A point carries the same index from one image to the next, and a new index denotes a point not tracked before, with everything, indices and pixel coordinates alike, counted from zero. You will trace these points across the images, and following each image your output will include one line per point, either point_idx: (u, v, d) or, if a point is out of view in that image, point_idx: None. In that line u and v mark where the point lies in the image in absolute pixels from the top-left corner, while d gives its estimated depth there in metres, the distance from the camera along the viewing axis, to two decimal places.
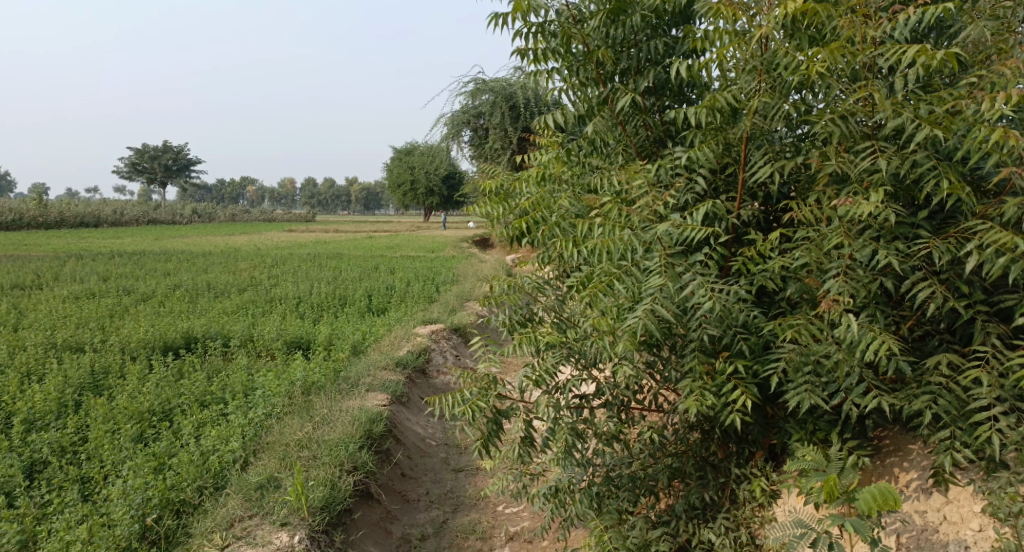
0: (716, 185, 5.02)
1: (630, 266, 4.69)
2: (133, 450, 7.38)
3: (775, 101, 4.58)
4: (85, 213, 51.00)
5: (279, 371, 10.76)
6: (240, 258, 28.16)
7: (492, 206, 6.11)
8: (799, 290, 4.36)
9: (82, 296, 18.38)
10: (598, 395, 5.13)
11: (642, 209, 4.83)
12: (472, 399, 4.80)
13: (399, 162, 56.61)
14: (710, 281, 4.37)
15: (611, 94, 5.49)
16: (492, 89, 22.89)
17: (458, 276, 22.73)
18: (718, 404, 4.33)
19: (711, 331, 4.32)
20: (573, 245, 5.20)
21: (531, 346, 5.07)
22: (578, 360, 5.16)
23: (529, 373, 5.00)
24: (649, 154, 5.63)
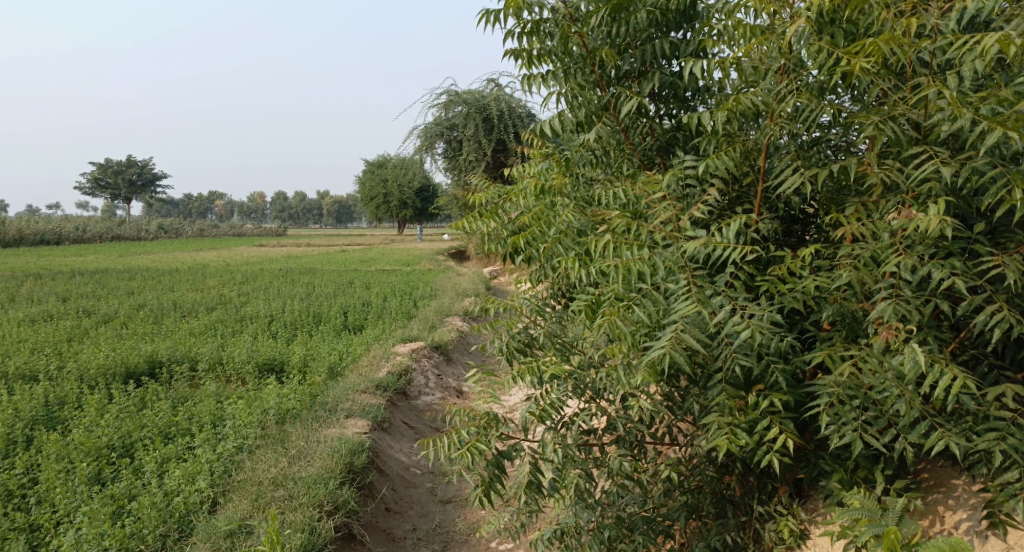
0: (728, 197, 4.54)
1: (649, 288, 4.23)
2: (88, 493, 6.78)
3: (811, 103, 4.12)
4: (48, 231, 49.80)
5: (250, 398, 10.16)
6: (208, 275, 27.44)
7: (482, 221, 5.62)
8: (836, 312, 3.96)
9: (40, 319, 17.64)
10: (609, 430, 4.62)
11: (658, 225, 4.38)
12: (470, 440, 4.36)
13: (372, 175, 55.98)
14: (743, 305, 3.95)
15: (614, 98, 4.97)
16: (465, 100, 22.50)
17: (436, 290, 22.15)
18: (751, 443, 3.92)
19: (743, 362, 3.91)
20: (580, 265, 4.75)
21: (534, 377, 4.61)
22: (584, 391, 4.66)
23: (534, 408, 4.50)
24: (654, 164, 5.14)
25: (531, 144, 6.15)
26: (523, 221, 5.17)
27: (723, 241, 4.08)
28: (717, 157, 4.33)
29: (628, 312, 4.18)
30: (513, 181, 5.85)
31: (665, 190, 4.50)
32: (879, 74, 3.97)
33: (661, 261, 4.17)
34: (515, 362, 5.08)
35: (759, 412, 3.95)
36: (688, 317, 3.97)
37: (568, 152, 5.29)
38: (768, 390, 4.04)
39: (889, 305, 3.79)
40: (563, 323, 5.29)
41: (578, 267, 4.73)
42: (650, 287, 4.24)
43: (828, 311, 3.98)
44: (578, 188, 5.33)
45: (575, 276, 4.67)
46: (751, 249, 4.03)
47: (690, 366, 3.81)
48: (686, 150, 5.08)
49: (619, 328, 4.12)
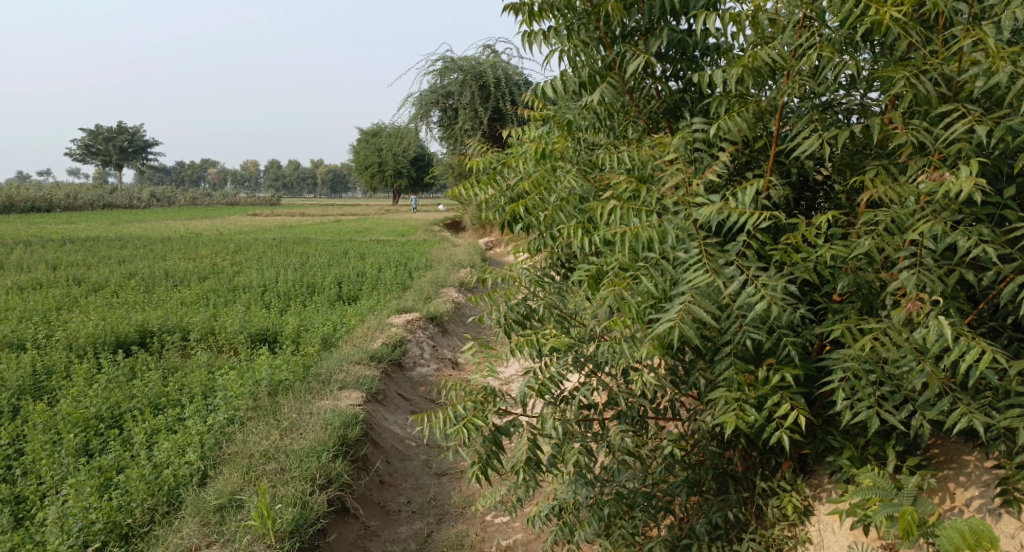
0: (741, 160, 4.48)
1: (657, 258, 4.06)
2: (75, 465, 6.64)
3: (836, 59, 4.01)
4: (39, 199, 49.36)
5: (242, 369, 10.00)
6: (201, 245, 27.20)
7: (479, 188, 5.46)
8: (851, 283, 3.90)
9: (28, 287, 17.43)
10: (611, 404, 4.48)
11: (667, 190, 4.20)
12: (466, 416, 4.23)
13: (366, 144, 55.47)
14: (759, 274, 3.81)
15: (619, 57, 4.80)
16: (461, 68, 22.19)
17: (431, 261, 21.95)
18: (760, 420, 3.81)
19: (756, 335, 3.79)
20: (584, 233, 4.58)
21: (533, 350, 4.44)
22: (586, 365, 4.52)
23: (533, 383, 4.36)
24: (661, 128, 4.97)
25: (530, 108, 5.94)
26: (521, 187, 4.95)
27: (738, 208, 3.92)
28: (732, 117, 4.21)
29: (635, 283, 4.04)
30: (512, 146, 5.65)
31: (676, 154, 4.30)
32: (907, 26, 3.87)
33: (672, 229, 3.99)
34: (514, 334, 4.90)
35: (770, 388, 3.83)
36: (699, 288, 3.85)
37: (570, 115, 5.09)
38: (779, 364, 3.92)
39: (914, 275, 3.68)
40: (564, 294, 5.14)
41: (581, 235, 4.55)
42: (657, 257, 4.08)
43: (843, 280, 3.91)
44: (580, 154, 5.13)
45: (577, 244, 4.49)
46: (768, 217, 3.89)
47: (699, 339, 3.69)
48: (693, 114, 4.90)
49: (627, 299, 3.98)
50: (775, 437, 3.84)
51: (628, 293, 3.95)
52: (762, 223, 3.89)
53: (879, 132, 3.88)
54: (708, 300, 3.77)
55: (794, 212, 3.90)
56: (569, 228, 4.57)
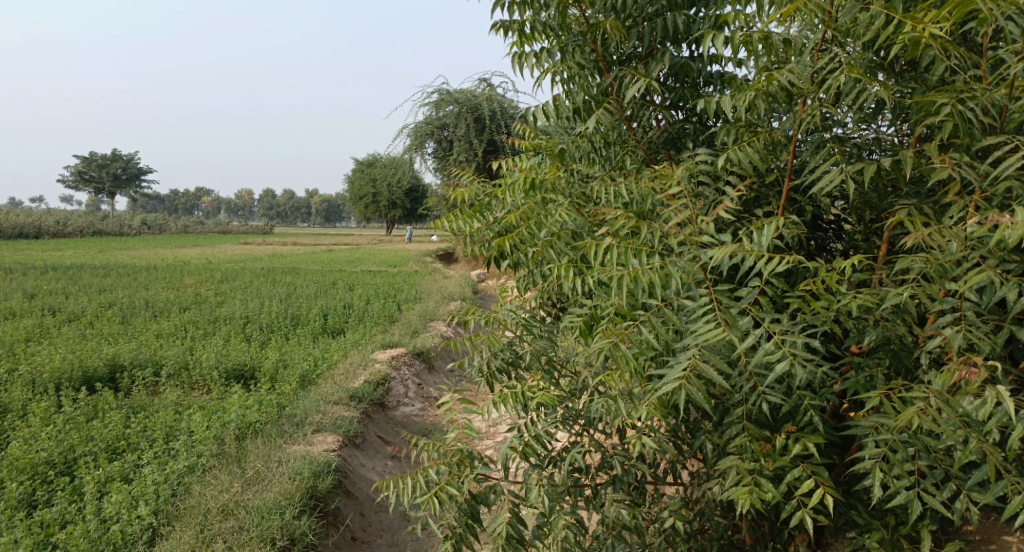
0: (746, 198, 3.95)
1: (659, 305, 3.58)
2: (14, 519, 6.10)
3: (861, 83, 3.55)
4: (29, 225, 48.85)
5: (212, 409, 9.44)
6: (187, 273, 26.67)
7: (462, 220, 5.00)
8: (881, 337, 3.47)
9: (3, 316, 16.89)
10: (605, 468, 3.94)
11: (672, 227, 3.69)
12: (438, 483, 3.81)
13: (361, 174, 55.14)
14: (777, 329, 3.34)
15: (616, 82, 4.32)
16: (456, 100, 21.87)
17: (422, 293, 21.42)
18: (780, 497, 3.30)
19: (772, 400, 3.34)
20: (576, 274, 4.08)
21: (518, 406, 3.91)
22: (575, 422, 3.97)
23: (516, 443, 3.80)
24: (662, 158, 4.45)
25: (521, 136, 5.47)
26: (509, 221, 4.45)
27: (753, 250, 3.43)
28: (740, 147, 3.74)
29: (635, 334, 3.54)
30: (498, 176, 5.16)
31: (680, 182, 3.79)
32: (947, 47, 3.49)
33: (676, 272, 3.50)
34: (499, 386, 4.35)
35: (789, 460, 3.36)
36: (707, 342, 3.38)
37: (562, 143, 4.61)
38: (799, 430, 3.46)
39: (960, 332, 3.36)
40: (554, 339, 4.62)
41: (569, 276, 4.05)
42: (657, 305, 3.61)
43: (872, 335, 3.49)
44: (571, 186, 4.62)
45: (569, 285, 4.00)
46: (787, 262, 3.40)
47: (708, 405, 3.22)
48: (699, 144, 4.40)
49: (625, 351, 3.50)
50: (795, 518, 3.35)
51: (628, 341, 3.44)
52: (781, 269, 3.41)
53: (915, 166, 3.44)
54: (717, 356, 3.30)
55: (817, 256, 3.42)
56: (559, 268, 4.07)
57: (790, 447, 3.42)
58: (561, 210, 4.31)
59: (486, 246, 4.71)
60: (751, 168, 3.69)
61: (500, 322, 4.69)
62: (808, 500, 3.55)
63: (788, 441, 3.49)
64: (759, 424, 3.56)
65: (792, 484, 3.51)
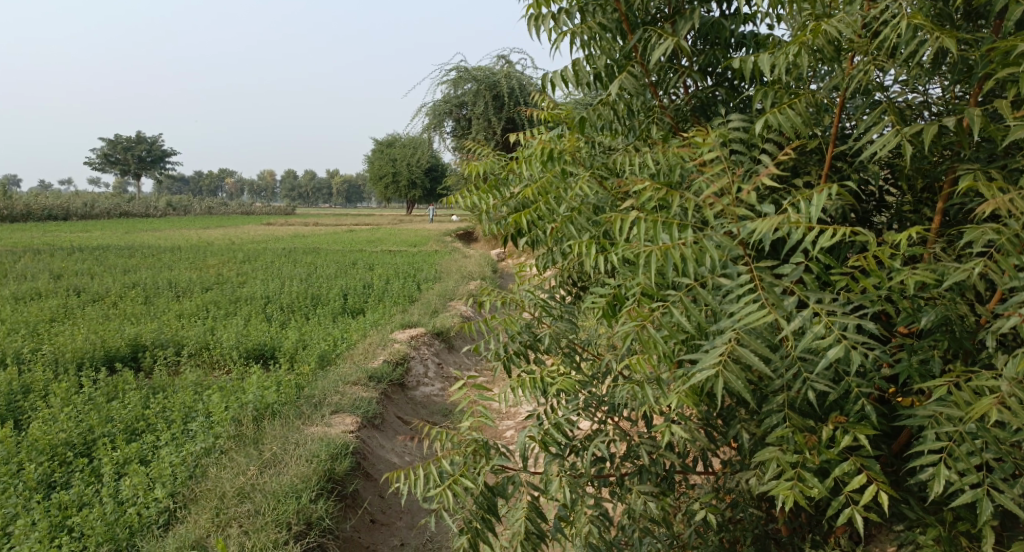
0: (784, 165, 3.76)
1: (692, 283, 3.40)
2: (31, 502, 6.06)
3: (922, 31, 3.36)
4: (54, 206, 49.22)
5: (231, 389, 9.37)
6: (209, 253, 26.74)
7: (479, 196, 4.85)
8: (940, 317, 3.34)
9: (27, 297, 16.97)
10: (629, 458, 3.77)
11: (706, 198, 3.50)
12: (453, 475, 3.72)
13: (380, 154, 55.02)
14: (824, 311, 3.19)
15: (641, 43, 4.12)
16: (474, 77, 21.65)
17: (441, 272, 21.29)
18: (826, 492, 3.17)
19: (820, 387, 3.21)
20: (599, 251, 3.89)
21: (535, 392, 3.74)
22: (598, 409, 3.80)
23: (535, 433, 3.64)
24: (690, 125, 4.27)
25: (541, 108, 5.28)
26: (525, 195, 4.27)
27: (800, 223, 3.24)
28: (779, 109, 3.56)
29: (668, 316, 3.39)
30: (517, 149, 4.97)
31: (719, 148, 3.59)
32: None
33: (709, 247, 3.31)
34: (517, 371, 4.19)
35: (837, 454, 3.22)
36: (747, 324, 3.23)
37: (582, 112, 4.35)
38: (850, 421, 3.31)
39: None
40: (575, 319, 4.44)
41: (588, 254, 3.86)
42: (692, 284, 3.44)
43: (930, 314, 3.35)
44: (593, 155, 4.45)
45: (592, 263, 3.82)
46: (837, 237, 3.21)
47: (746, 393, 3.09)
48: (730, 111, 4.20)
49: (658, 335, 3.34)
50: (845, 515, 3.20)
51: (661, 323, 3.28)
52: (829, 243, 3.23)
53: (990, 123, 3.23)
54: (757, 340, 3.16)
55: (867, 229, 3.24)
56: (581, 245, 3.87)
57: (838, 439, 3.26)
58: (580, 181, 4.10)
59: (504, 224, 4.54)
60: (792, 132, 3.50)
61: (520, 304, 4.54)
62: (857, 493, 3.39)
63: (836, 432, 3.33)
64: (804, 413, 3.43)
65: (840, 476, 3.35)
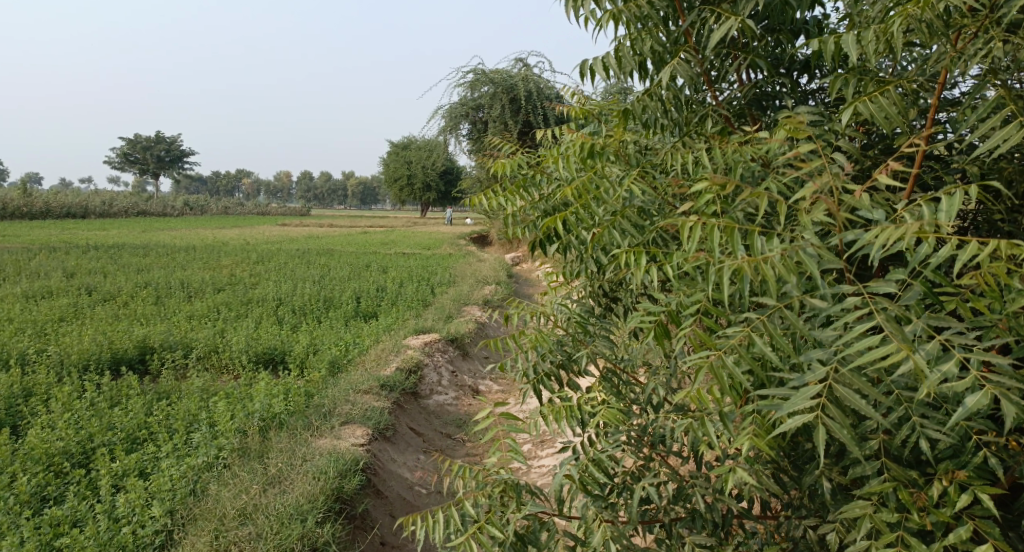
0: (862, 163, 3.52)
1: (780, 305, 3.13)
2: (23, 518, 5.70)
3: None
4: (73, 203, 49.25)
5: (238, 396, 9.00)
6: (224, 254, 26.43)
7: (504, 197, 4.48)
8: None
9: (38, 295, 16.69)
10: (678, 502, 3.50)
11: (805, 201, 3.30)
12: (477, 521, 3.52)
13: (396, 157, 54.74)
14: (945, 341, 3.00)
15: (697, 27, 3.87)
16: (491, 80, 21.31)
17: (456, 277, 20.87)
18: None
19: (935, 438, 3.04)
20: (647, 261, 3.56)
21: (570, 424, 3.54)
22: (639, 447, 3.57)
23: (572, 472, 3.41)
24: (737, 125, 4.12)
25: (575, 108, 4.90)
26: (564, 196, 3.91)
27: (926, 234, 3.01)
28: (867, 98, 3.34)
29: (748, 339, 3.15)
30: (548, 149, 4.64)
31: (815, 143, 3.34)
32: None
33: (808, 261, 3.07)
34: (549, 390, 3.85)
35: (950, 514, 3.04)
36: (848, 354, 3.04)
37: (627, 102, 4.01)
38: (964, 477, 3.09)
39: None
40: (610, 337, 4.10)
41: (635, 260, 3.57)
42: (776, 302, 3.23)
43: None
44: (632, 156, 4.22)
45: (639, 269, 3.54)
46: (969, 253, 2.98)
47: (848, 441, 2.92)
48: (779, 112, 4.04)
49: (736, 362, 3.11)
50: None
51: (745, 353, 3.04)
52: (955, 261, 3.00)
53: None
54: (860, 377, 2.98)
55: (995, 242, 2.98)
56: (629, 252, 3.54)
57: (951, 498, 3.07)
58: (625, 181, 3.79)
59: (534, 229, 4.20)
60: (885, 124, 3.28)
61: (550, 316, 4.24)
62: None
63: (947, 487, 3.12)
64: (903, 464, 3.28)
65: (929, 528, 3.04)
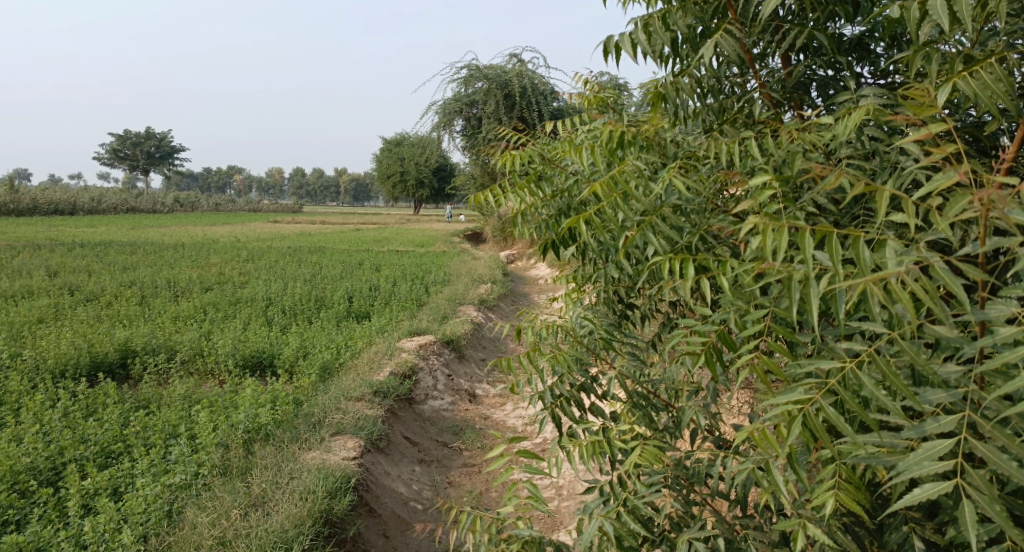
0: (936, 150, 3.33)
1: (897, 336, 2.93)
2: None
3: None
4: (61, 200, 48.48)
5: (223, 405, 8.53)
6: (213, 251, 25.83)
7: (521, 191, 4.45)
8: None
9: (18, 295, 16.10)
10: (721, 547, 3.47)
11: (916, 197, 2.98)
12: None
13: (389, 154, 54.16)
14: None
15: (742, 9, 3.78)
16: (485, 75, 20.92)
17: (450, 275, 20.35)
18: None
19: None
20: (690, 267, 3.51)
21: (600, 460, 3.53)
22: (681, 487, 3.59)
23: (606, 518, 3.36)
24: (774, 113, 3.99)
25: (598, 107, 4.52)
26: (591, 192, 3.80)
27: None
28: (966, 73, 3.08)
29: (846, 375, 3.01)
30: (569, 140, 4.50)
31: (941, 125, 3.01)
32: None
33: (953, 284, 2.81)
34: (569, 414, 3.80)
35: None
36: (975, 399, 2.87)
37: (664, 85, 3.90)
38: None
39: None
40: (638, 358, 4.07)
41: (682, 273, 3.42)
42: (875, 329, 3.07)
43: None
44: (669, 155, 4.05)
45: (686, 281, 3.42)
46: None
47: (991, 508, 2.77)
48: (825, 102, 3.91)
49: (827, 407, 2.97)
50: None
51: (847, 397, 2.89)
52: None
53: None
54: (993, 427, 2.81)
55: None
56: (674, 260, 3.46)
57: None
58: (660, 185, 3.64)
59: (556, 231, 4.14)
60: (990, 103, 3.00)
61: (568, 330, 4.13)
62: None
63: None
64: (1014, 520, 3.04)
65: None
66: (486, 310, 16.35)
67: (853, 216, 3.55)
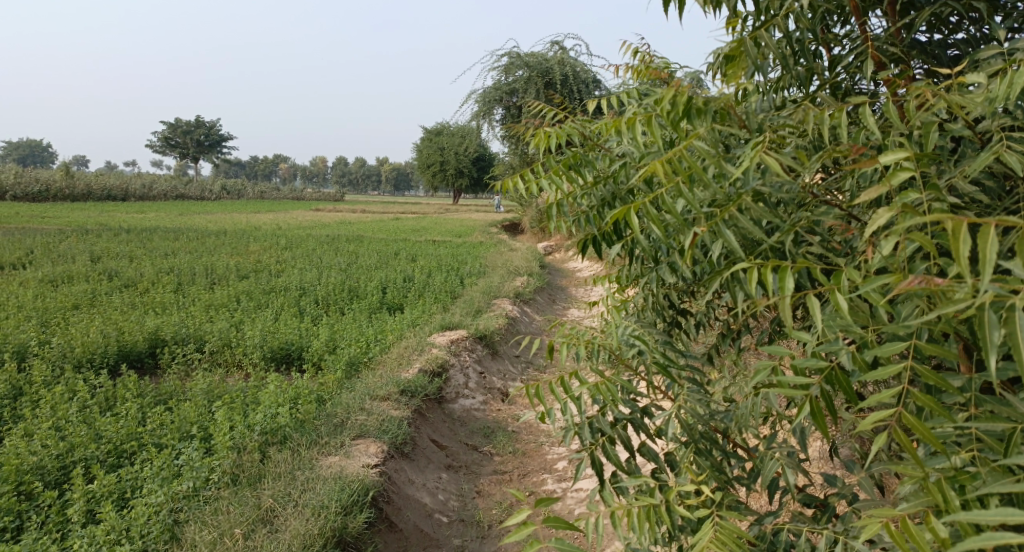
0: None
1: None
2: None
3: None
4: (113, 185, 49.04)
5: (244, 402, 8.12)
6: (252, 239, 25.64)
7: (560, 177, 3.99)
8: None
9: (57, 280, 15.98)
10: None
11: None
12: None
13: (429, 143, 54.01)
14: None
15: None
16: (526, 63, 20.99)
17: (487, 266, 19.96)
18: None
19: None
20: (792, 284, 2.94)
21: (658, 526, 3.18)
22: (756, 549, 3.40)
23: None
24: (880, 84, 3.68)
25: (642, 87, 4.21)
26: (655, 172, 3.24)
27: None
28: None
29: None
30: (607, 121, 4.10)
31: None
32: None
33: None
34: (613, 455, 3.36)
35: None
36: None
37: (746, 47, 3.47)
38: None
39: None
40: (702, 386, 3.60)
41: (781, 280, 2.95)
42: None
43: None
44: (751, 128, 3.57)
45: (789, 296, 2.93)
46: None
47: None
48: (943, 65, 3.56)
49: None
50: None
51: None
52: None
53: None
54: None
55: None
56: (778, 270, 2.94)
57: None
58: (739, 171, 3.15)
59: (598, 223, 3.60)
60: None
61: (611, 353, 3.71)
62: None
63: None
64: None
65: None
66: (522, 303, 15.88)
67: (998, 212, 3.09)
